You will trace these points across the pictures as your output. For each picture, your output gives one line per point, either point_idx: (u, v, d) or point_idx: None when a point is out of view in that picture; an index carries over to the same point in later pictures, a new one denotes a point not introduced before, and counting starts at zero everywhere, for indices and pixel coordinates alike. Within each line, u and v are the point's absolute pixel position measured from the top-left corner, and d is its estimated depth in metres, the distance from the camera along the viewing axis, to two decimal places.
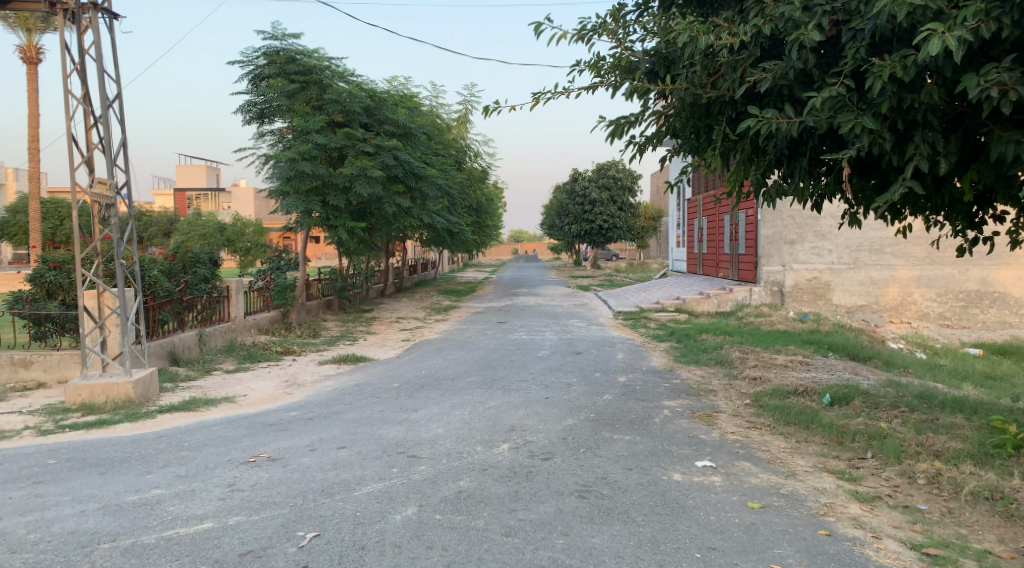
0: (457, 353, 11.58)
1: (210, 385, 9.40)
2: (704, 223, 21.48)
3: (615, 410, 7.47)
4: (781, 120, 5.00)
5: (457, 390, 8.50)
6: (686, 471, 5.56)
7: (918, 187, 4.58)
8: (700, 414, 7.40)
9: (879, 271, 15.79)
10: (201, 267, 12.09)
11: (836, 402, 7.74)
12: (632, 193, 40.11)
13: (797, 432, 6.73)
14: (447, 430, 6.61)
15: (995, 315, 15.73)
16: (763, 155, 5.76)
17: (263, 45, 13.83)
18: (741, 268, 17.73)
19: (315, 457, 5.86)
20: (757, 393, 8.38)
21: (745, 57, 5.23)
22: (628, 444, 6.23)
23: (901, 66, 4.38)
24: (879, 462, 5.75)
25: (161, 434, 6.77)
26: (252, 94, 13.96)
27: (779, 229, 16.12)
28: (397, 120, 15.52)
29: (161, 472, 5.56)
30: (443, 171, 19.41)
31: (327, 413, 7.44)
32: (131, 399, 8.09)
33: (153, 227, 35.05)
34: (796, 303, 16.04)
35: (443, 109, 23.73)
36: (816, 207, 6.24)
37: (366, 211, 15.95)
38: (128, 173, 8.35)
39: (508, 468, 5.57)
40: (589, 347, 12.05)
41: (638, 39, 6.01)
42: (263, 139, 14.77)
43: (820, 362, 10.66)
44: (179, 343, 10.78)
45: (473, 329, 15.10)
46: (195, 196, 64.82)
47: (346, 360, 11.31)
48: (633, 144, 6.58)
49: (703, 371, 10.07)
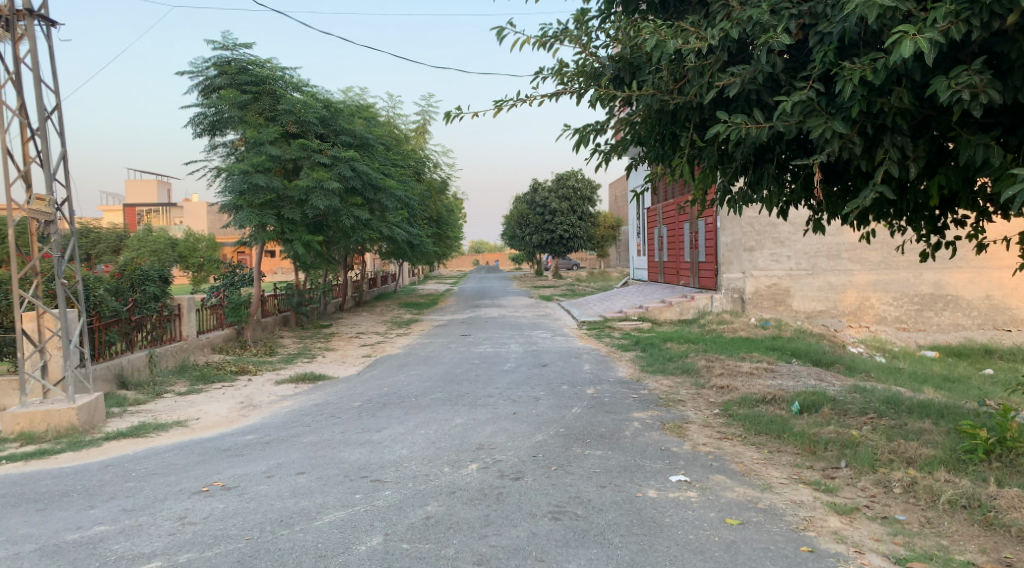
0: (420, 368, 11.30)
1: (161, 409, 8.94)
2: (664, 231, 21.57)
3: (585, 424, 7.29)
4: (751, 125, 4.92)
5: (421, 408, 8.21)
6: (661, 487, 5.39)
7: (889, 192, 4.52)
8: (671, 426, 7.25)
9: (837, 276, 15.99)
10: (151, 285, 11.55)
11: (805, 409, 7.69)
12: (591, 203, 40.27)
13: (769, 442, 6.64)
14: (413, 451, 6.34)
15: (948, 318, 16.05)
16: (730, 161, 5.69)
17: (213, 55, 13.39)
18: (702, 275, 17.79)
19: (273, 484, 5.54)
20: (726, 402, 8.29)
21: (713, 62, 5.15)
22: (600, 460, 6.05)
23: (871, 69, 4.35)
24: (854, 471, 5.68)
25: (106, 464, 6.35)
26: (203, 105, 13.50)
27: (738, 237, 16.22)
28: (353, 131, 15.28)
29: (105, 506, 5.17)
30: (402, 182, 19.13)
31: (285, 436, 7.10)
32: (74, 427, 7.60)
33: (102, 243, 33.80)
34: (757, 309, 16.14)
35: (401, 120, 23.45)
36: (782, 214, 6.18)
37: (323, 224, 15.59)
38: (69, 187, 7.90)
39: (478, 490, 5.33)
40: (555, 359, 11.88)
41: (602, 45, 5.89)
42: (215, 151, 14.31)
43: (785, 368, 10.66)
44: (128, 365, 10.26)
45: (435, 343, 14.79)
46: (145, 212, 63.16)
47: (303, 379, 10.92)
48: (598, 152, 6.45)
49: (671, 381, 9.94)
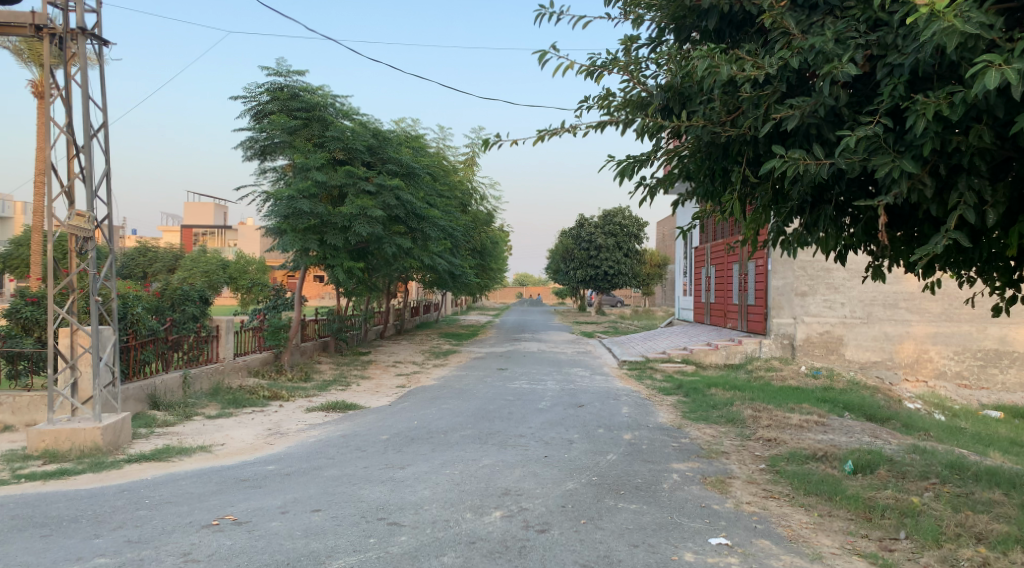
0: (453, 402, 10.99)
1: (188, 432, 8.80)
2: (712, 272, 20.99)
3: (620, 473, 6.86)
4: (810, 161, 4.58)
5: (450, 445, 7.90)
6: (699, 550, 4.95)
7: (963, 239, 4.09)
8: (713, 481, 6.76)
9: (894, 327, 15.21)
10: (191, 305, 11.69)
11: (859, 469, 7.11)
12: (638, 240, 39.78)
13: (820, 504, 6.11)
14: (435, 493, 6.02)
15: (1015, 376, 15.05)
16: (785, 201, 5.36)
17: (267, 81, 13.60)
18: (750, 319, 17.14)
19: (286, 522, 5.27)
20: (773, 457, 7.76)
21: (770, 92, 4.84)
22: (634, 515, 5.61)
23: (947, 103, 3.98)
24: (916, 544, 5.13)
25: (123, 489, 6.18)
26: (254, 130, 13.68)
27: (790, 281, 15.61)
28: (400, 160, 15.17)
29: (110, 536, 4.96)
30: (447, 212, 19.03)
31: (307, 469, 6.86)
32: (98, 447, 7.49)
33: (157, 263, 34.65)
34: (808, 357, 15.44)
35: (450, 151, 23.57)
36: (840, 259, 5.75)
37: (365, 251, 15.58)
38: (110, 204, 7.92)
39: (499, 542, 4.96)
40: (592, 400, 11.42)
41: (652, 74, 5.65)
42: (264, 176, 14.44)
43: (837, 423, 9.99)
44: (161, 386, 10.20)
45: (471, 376, 14.47)
46: (201, 234, 65.09)
47: (334, 408, 10.70)
48: (643, 186, 6.16)
49: (714, 430, 9.39)
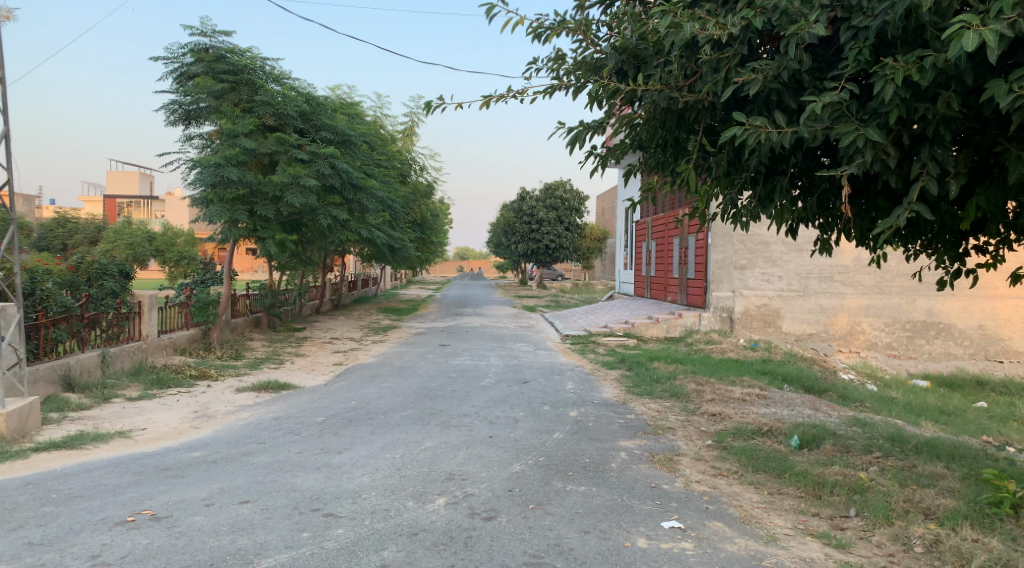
0: (393, 380, 10.61)
1: (105, 416, 8.16)
2: (653, 246, 21.02)
3: (567, 453, 6.65)
4: (771, 129, 4.38)
5: (389, 426, 7.54)
6: (652, 535, 4.77)
7: (927, 212, 3.95)
8: (661, 459, 6.62)
9: (828, 299, 15.48)
10: (109, 280, 10.84)
11: (805, 444, 7.09)
12: (579, 214, 39.75)
13: (768, 481, 6.03)
14: (374, 480, 5.67)
15: (940, 346, 15.54)
16: (739, 172, 5.17)
17: (190, 41, 12.67)
18: (691, 293, 17.21)
19: (211, 515, 4.83)
20: (719, 432, 7.66)
21: (731, 56, 4.61)
22: (583, 499, 5.40)
23: (916, 68, 3.82)
24: (866, 522, 5.09)
25: (27, 482, 5.60)
26: (177, 93, 12.79)
27: (730, 254, 15.69)
28: (334, 127, 14.49)
29: (8, 538, 4.44)
30: (385, 183, 18.36)
31: (235, 455, 6.40)
32: (1, 435, 6.82)
33: (78, 234, 32.81)
34: (746, 330, 15.61)
35: (388, 120, 22.81)
36: (793, 232, 5.58)
37: (299, 223, 14.93)
38: (10, 169, 7.13)
39: (443, 533, 4.66)
40: (536, 376, 11.21)
41: (606, 33, 5.34)
42: (190, 142, 13.54)
43: (778, 396, 10.04)
44: (77, 366, 9.46)
45: (411, 353, 14.07)
46: (126, 204, 62.26)
47: (266, 388, 10.17)
48: (594, 155, 5.88)
49: (658, 406, 9.28)
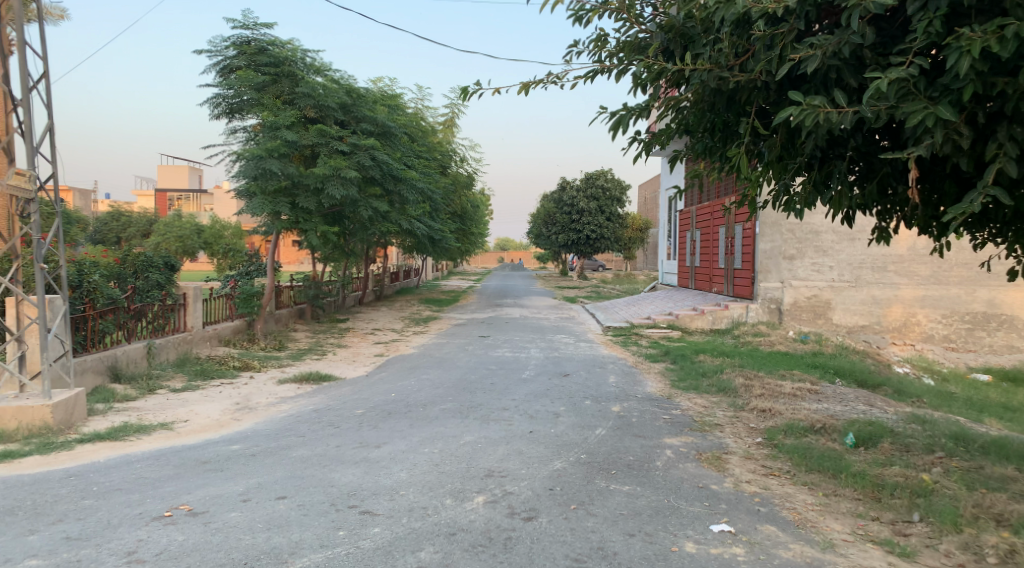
0: (433, 372, 10.50)
1: (149, 407, 8.23)
2: (698, 236, 20.54)
3: (610, 450, 6.43)
4: (830, 109, 4.08)
5: (428, 420, 7.43)
6: (701, 539, 4.54)
7: (1005, 196, 3.61)
8: (709, 457, 6.36)
9: (881, 290, 14.89)
10: (154, 272, 10.91)
11: (861, 443, 6.74)
12: (621, 204, 39.18)
13: (823, 482, 5.72)
14: (412, 476, 5.55)
15: (1002, 339, 14.83)
16: (793, 157, 4.86)
17: (232, 34, 12.75)
18: (737, 284, 16.73)
19: (247, 512, 4.77)
20: (769, 429, 7.35)
21: (786, 31, 4.32)
22: (627, 499, 5.19)
23: (995, 39, 3.50)
24: (932, 529, 4.77)
25: (70, 474, 5.63)
26: (220, 86, 12.87)
27: (779, 244, 15.15)
28: (375, 118, 14.44)
29: (47, 532, 4.43)
30: (425, 174, 18.29)
31: (275, 449, 6.36)
32: (48, 426, 6.89)
33: (131, 228, 33.70)
34: (795, 321, 15.10)
35: (429, 111, 22.72)
36: (849, 220, 5.25)
37: (340, 215, 14.94)
38: (54, 162, 7.19)
39: (482, 533, 4.51)
40: (578, 369, 10.99)
41: (651, 12, 5.10)
42: (234, 136, 13.62)
43: (830, 391, 9.64)
44: (123, 357, 9.59)
45: (451, 344, 13.96)
46: (176, 197, 63.86)
47: (307, 380, 10.16)
48: (637, 141, 5.62)
49: (705, 401, 8.99)
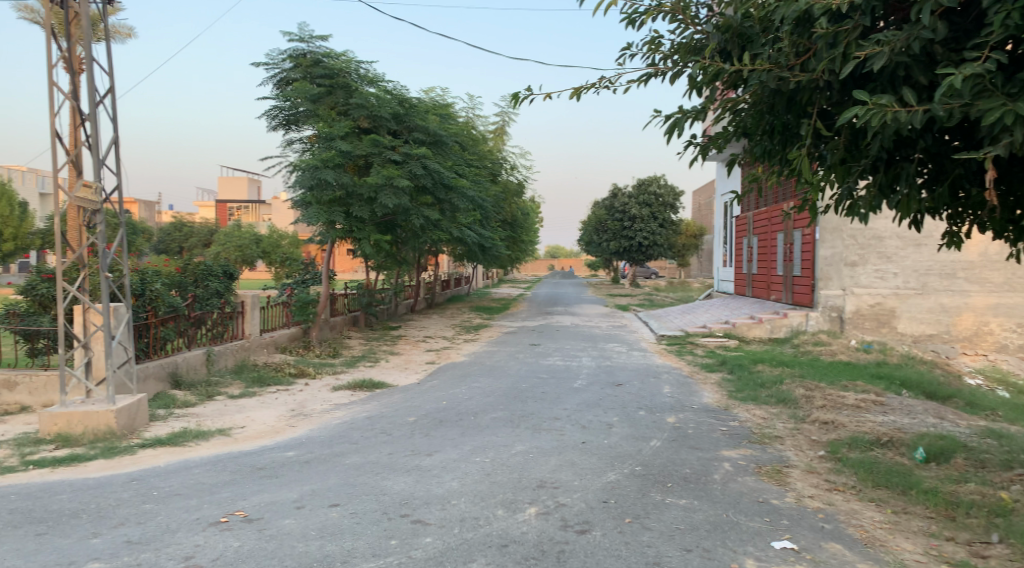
0: (484, 381, 10.48)
1: (208, 413, 8.42)
2: (755, 242, 20.07)
3: (665, 462, 6.27)
4: (898, 108, 3.89)
5: (479, 429, 7.38)
6: (763, 557, 4.36)
7: None
8: (769, 470, 6.14)
9: (950, 298, 14.26)
10: (214, 280, 11.19)
11: (932, 458, 6.41)
12: (674, 210, 38.62)
13: (893, 499, 5.45)
14: (464, 485, 5.50)
15: None
16: (857, 159, 4.66)
17: (289, 47, 13.07)
18: (796, 291, 16.25)
19: (300, 519, 4.79)
20: (833, 442, 7.06)
21: (851, 28, 4.15)
22: (684, 513, 5.04)
23: None
24: (1013, 551, 4.48)
25: (132, 478, 5.77)
26: (277, 98, 13.19)
27: (839, 250, 14.66)
28: (427, 127, 14.56)
29: (109, 536, 4.54)
30: (476, 183, 18.35)
31: (328, 456, 6.40)
32: (112, 431, 7.10)
33: (193, 238, 34.85)
34: (857, 330, 14.57)
35: (480, 120, 22.85)
36: (917, 225, 5.01)
37: (393, 224, 15.09)
38: (119, 174, 7.43)
39: (535, 546, 4.43)
40: (631, 378, 10.81)
41: (707, 12, 4.98)
42: (291, 147, 13.92)
43: (897, 402, 9.23)
44: (184, 364, 9.85)
45: (502, 352, 13.93)
46: (237, 208, 65.83)
47: (361, 387, 10.26)
48: (693, 145, 5.49)
49: (764, 412, 8.72)
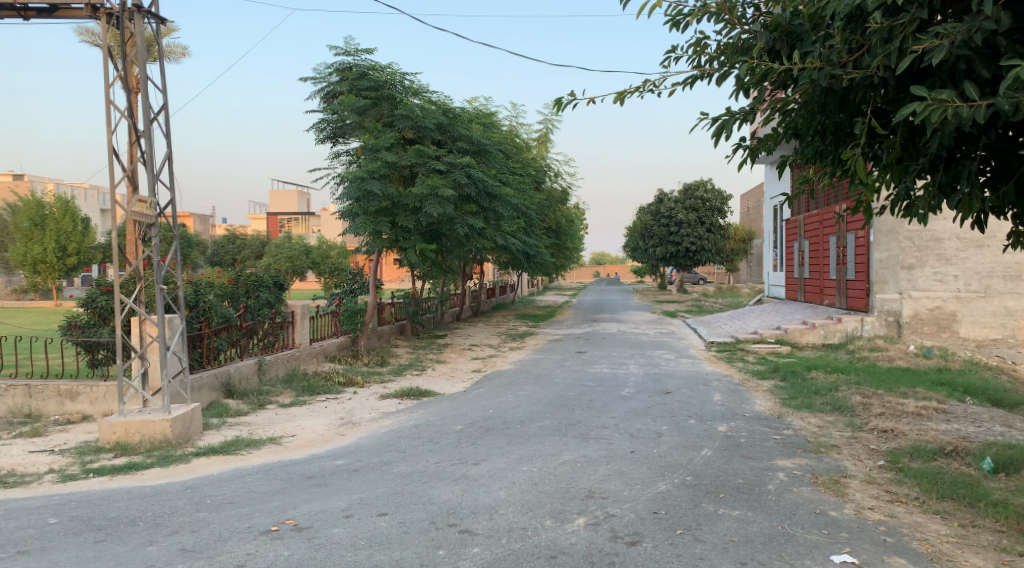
0: (531, 389, 10.42)
1: (259, 422, 8.57)
2: (806, 246, 19.57)
3: (717, 472, 6.12)
4: (960, 103, 3.72)
5: (526, 437, 7.33)
6: None
7: None
8: (826, 480, 5.94)
9: (1015, 300, 13.66)
10: (265, 291, 11.42)
11: (1001, 468, 6.11)
12: (722, 215, 37.96)
13: (959, 511, 5.20)
14: (511, 495, 5.46)
15: None
16: (915, 158, 4.48)
17: (336, 61, 13.31)
18: (851, 295, 15.78)
19: (349, 528, 4.82)
20: (893, 451, 6.80)
21: (907, 22, 4.00)
22: (738, 525, 4.90)
23: None
24: None
25: (186, 486, 5.89)
26: (324, 112, 13.43)
27: (895, 252, 14.18)
28: (471, 136, 14.63)
29: (164, 543, 4.63)
30: (521, 191, 18.37)
31: (376, 465, 6.44)
32: (167, 439, 7.27)
33: (246, 250, 35.72)
34: (916, 335, 14.06)
35: (523, 128, 22.87)
36: (980, 225, 4.79)
37: (438, 233, 15.18)
38: (173, 189, 7.63)
39: (584, 557, 4.35)
40: (680, 386, 10.61)
41: (754, 12, 4.88)
42: (338, 159, 14.14)
43: (961, 410, 8.85)
44: (236, 373, 10.05)
45: (548, 360, 13.86)
46: (287, 220, 67.30)
47: (407, 396, 10.32)
48: (742, 148, 5.37)
49: (819, 420, 8.46)
